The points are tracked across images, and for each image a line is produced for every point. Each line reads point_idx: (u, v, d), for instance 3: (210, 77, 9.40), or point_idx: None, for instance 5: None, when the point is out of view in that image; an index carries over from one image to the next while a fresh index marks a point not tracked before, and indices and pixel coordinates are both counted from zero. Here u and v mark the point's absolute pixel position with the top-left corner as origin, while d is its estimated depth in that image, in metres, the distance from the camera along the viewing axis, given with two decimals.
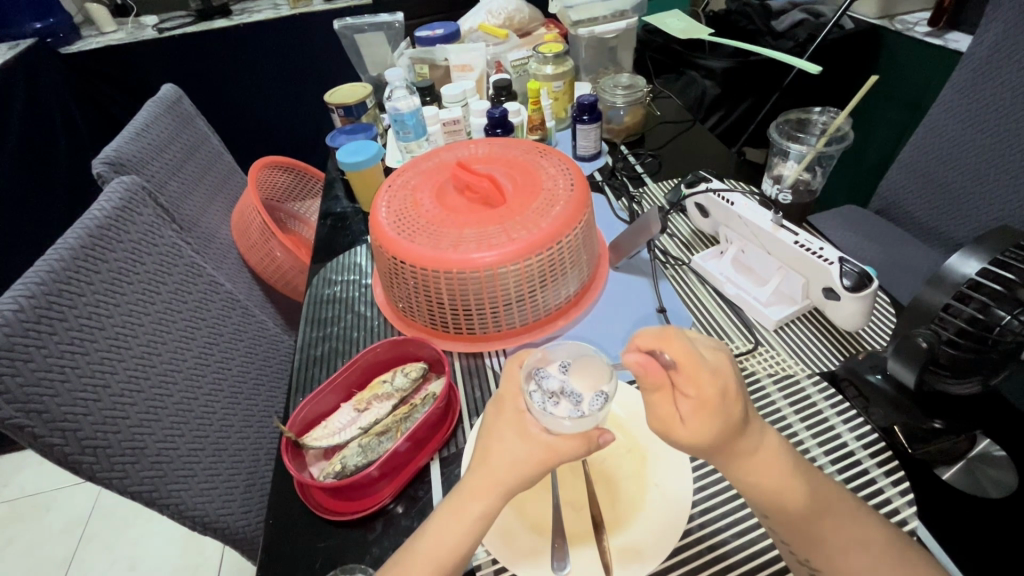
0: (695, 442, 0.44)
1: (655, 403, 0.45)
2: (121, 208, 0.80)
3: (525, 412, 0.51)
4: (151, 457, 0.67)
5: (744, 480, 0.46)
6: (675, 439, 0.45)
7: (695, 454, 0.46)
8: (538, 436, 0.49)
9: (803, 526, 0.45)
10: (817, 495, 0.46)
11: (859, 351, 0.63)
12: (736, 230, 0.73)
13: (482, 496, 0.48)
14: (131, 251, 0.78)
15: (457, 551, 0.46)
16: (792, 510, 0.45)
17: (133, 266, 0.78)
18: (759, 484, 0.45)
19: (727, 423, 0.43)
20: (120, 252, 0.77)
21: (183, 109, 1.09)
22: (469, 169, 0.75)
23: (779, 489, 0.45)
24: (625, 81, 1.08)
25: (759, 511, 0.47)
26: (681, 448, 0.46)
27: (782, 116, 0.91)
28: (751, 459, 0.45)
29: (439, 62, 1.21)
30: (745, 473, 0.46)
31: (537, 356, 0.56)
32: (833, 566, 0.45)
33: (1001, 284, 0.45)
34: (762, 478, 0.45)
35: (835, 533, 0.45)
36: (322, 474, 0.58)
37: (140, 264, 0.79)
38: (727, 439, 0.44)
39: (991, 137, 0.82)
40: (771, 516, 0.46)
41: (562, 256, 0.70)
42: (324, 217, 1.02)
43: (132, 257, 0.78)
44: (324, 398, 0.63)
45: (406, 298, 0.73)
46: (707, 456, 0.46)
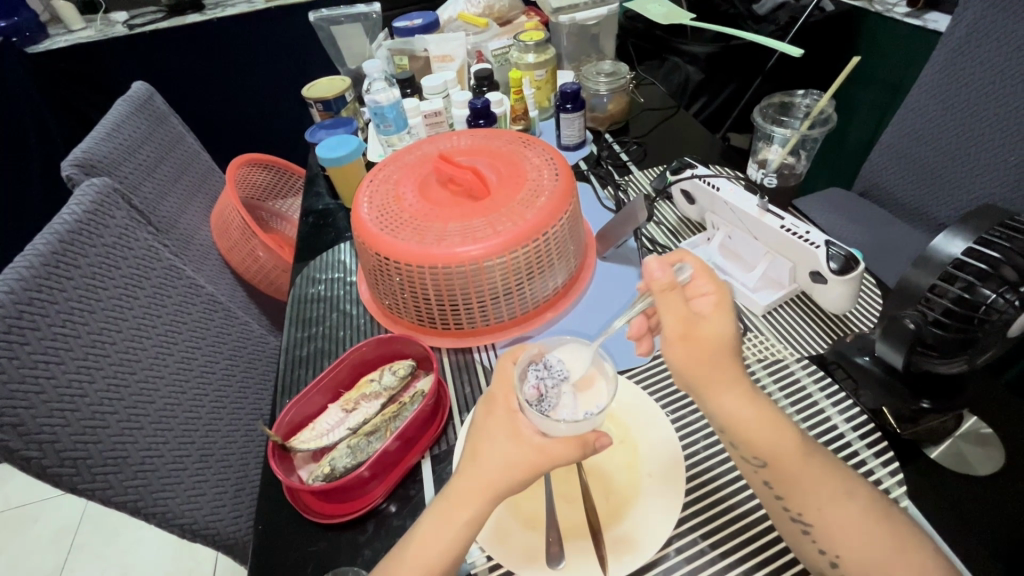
0: (714, 342, 0.45)
1: (670, 303, 0.45)
2: (93, 211, 0.78)
3: (517, 412, 0.50)
4: (135, 465, 0.66)
5: (738, 416, 0.46)
6: (692, 342, 0.45)
7: (697, 379, 0.46)
8: (530, 438, 0.48)
9: (795, 472, 0.46)
10: (805, 442, 0.47)
11: (847, 334, 0.63)
12: (723, 216, 0.73)
13: (471, 500, 0.47)
14: (106, 255, 0.76)
15: (447, 552, 0.46)
16: (785, 452, 0.46)
17: (108, 271, 0.75)
18: (748, 426, 0.46)
19: (736, 330, 0.46)
20: (94, 256, 0.74)
21: (156, 107, 1.06)
22: (450, 160, 0.74)
23: (770, 434, 0.46)
24: (608, 69, 1.07)
25: (749, 460, 0.47)
26: (693, 364, 0.45)
27: (765, 99, 0.89)
28: (740, 397, 0.46)
29: (419, 52, 1.18)
30: (734, 408, 0.46)
31: (532, 352, 0.55)
32: (825, 518, 0.45)
33: (985, 262, 0.44)
34: (752, 416, 0.46)
35: (827, 482, 0.46)
36: (311, 478, 0.56)
37: (115, 268, 0.76)
38: (733, 353, 0.46)
39: (973, 115, 0.82)
40: (767, 464, 0.46)
41: (549, 247, 0.69)
42: (305, 214, 1.00)
43: (107, 261, 0.76)
44: (311, 399, 0.62)
45: (391, 295, 0.72)
46: (709, 380, 0.46)
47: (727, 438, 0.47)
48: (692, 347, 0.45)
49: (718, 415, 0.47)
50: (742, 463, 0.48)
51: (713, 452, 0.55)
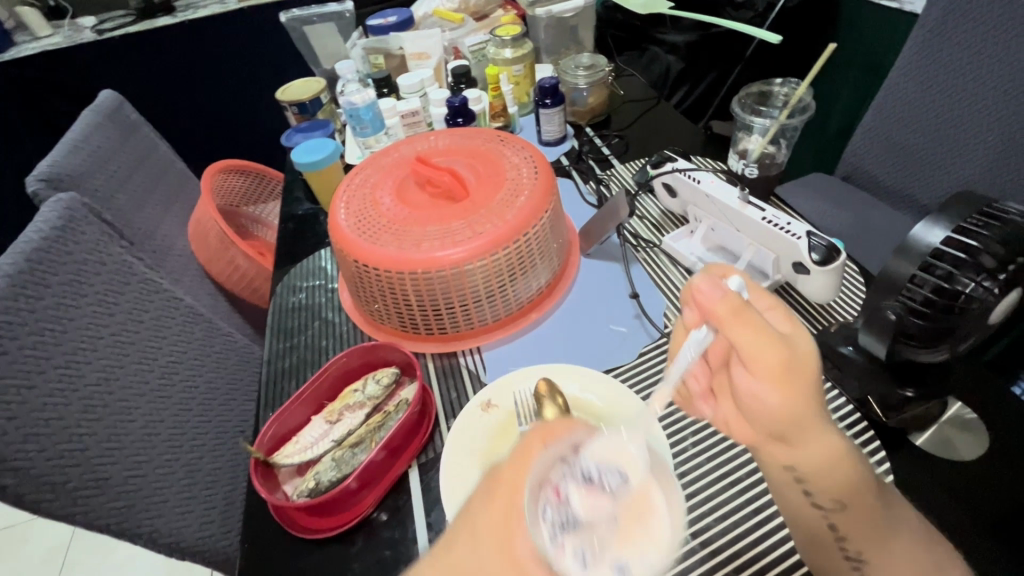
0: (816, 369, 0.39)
1: (747, 324, 0.39)
2: (62, 227, 0.75)
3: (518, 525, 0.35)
4: (117, 486, 0.65)
5: (832, 457, 0.41)
6: (793, 374, 0.39)
7: (801, 415, 0.40)
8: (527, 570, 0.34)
9: (873, 514, 0.42)
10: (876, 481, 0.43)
11: (831, 323, 0.63)
12: (704, 209, 0.72)
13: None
14: (77, 272, 0.74)
15: None
16: (867, 492, 0.41)
17: (80, 288, 0.73)
18: (836, 466, 0.41)
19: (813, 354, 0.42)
20: (65, 273, 0.72)
21: (125, 115, 1.03)
22: (427, 162, 0.72)
23: (855, 481, 0.41)
24: (586, 62, 1.06)
25: (824, 503, 0.42)
26: (800, 397, 0.39)
27: (744, 89, 0.89)
28: (835, 445, 0.41)
29: (395, 50, 1.16)
30: (825, 455, 0.41)
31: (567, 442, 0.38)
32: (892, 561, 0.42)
33: (964, 251, 0.43)
34: (843, 470, 0.41)
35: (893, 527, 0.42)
36: (296, 493, 0.55)
37: (87, 285, 0.74)
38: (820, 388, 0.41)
39: (950, 98, 0.82)
40: (846, 506, 0.42)
41: (530, 247, 0.68)
42: (285, 220, 0.98)
43: (80, 277, 0.74)
44: (293, 412, 0.61)
45: (372, 302, 0.71)
46: (812, 416, 0.40)
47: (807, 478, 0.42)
48: (798, 377, 0.39)
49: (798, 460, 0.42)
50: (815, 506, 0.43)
51: (700, 449, 0.57)
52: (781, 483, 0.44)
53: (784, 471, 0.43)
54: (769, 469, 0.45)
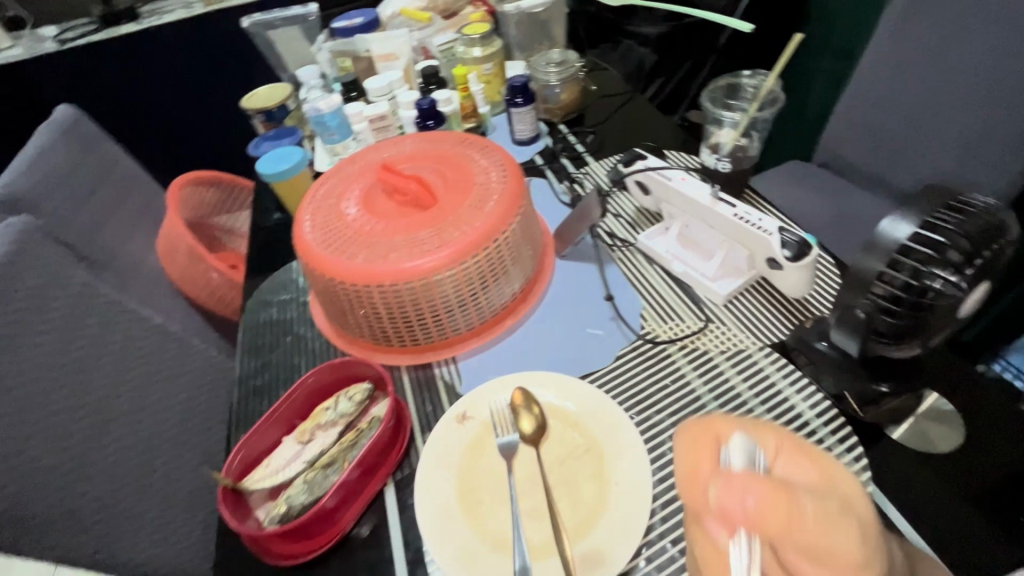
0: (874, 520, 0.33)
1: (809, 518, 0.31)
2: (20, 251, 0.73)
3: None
4: (87, 518, 0.65)
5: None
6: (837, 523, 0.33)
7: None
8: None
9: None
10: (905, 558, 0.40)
11: (807, 318, 0.63)
12: (677, 205, 0.71)
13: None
14: (35, 299, 0.71)
15: None
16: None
17: (40, 315, 0.71)
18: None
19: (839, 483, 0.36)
20: (21, 301, 0.69)
21: (84, 130, 0.99)
22: (394, 169, 0.70)
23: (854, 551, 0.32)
24: (557, 58, 1.04)
25: None
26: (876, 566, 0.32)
27: (711, 83, 0.87)
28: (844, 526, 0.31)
29: (362, 53, 1.13)
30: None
31: None
32: None
33: (930, 247, 0.42)
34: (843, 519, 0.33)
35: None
36: (268, 519, 0.54)
37: (48, 311, 0.72)
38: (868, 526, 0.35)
39: (923, 83, 0.82)
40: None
41: (502, 253, 0.66)
42: (255, 232, 0.96)
43: (39, 304, 0.71)
44: (263, 434, 0.59)
45: (342, 315, 0.69)
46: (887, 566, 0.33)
47: None
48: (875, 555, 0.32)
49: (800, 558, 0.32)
50: None
51: None
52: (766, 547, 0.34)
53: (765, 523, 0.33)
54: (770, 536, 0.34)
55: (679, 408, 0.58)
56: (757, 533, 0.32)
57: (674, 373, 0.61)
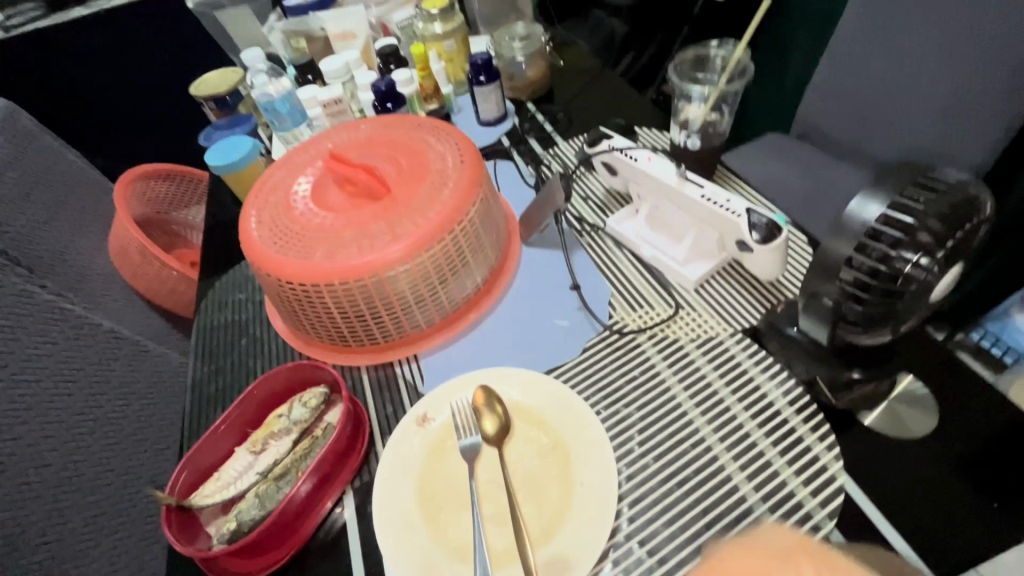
0: None
1: None
2: None
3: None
4: (34, 539, 0.62)
5: None
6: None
7: None
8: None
9: None
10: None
11: (779, 301, 0.61)
12: (644, 187, 0.68)
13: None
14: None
15: None
16: None
17: None
18: None
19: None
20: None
21: (20, 125, 0.93)
22: (343, 158, 0.66)
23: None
24: (521, 32, 0.99)
25: None
26: None
27: (677, 56, 0.83)
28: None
29: (316, 32, 1.07)
30: None
31: None
32: None
33: (900, 229, 0.39)
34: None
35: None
36: (218, 536, 0.51)
37: None
38: None
39: (898, 51, 0.80)
40: None
41: (460, 244, 0.63)
42: (209, 228, 0.91)
43: None
44: (213, 445, 0.56)
45: (295, 316, 0.65)
46: None
47: None
48: None
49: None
50: None
51: (646, 448, 0.53)
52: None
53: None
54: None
55: (647, 400, 0.56)
56: None
57: (642, 363, 0.59)
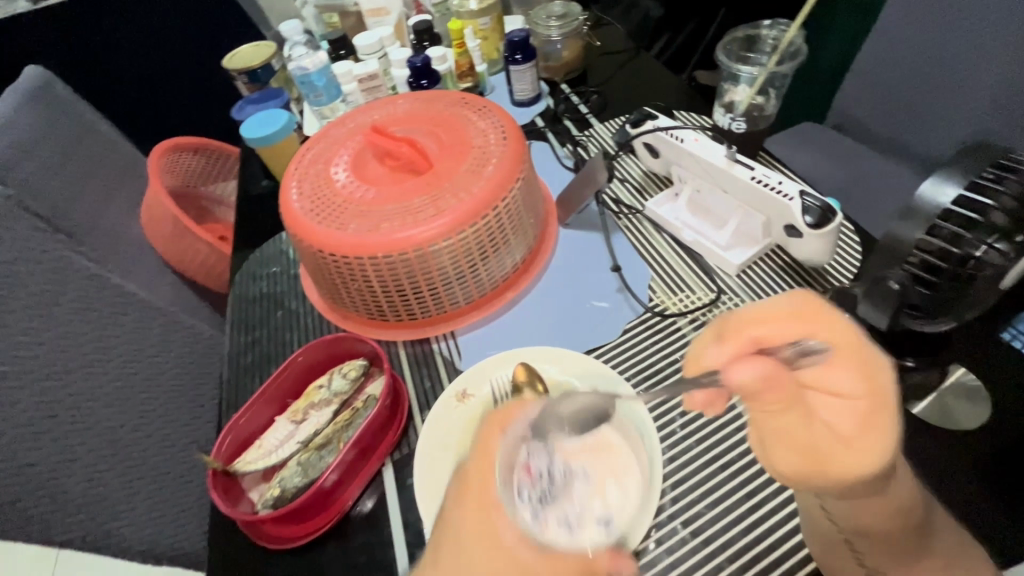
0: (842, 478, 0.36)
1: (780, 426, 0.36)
2: None
3: (497, 506, 0.38)
4: (76, 501, 0.65)
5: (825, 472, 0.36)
6: (874, 408, 0.35)
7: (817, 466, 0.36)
8: (516, 551, 0.36)
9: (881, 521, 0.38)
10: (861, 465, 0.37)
11: (825, 288, 0.60)
12: (689, 169, 0.67)
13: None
14: (6, 274, 0.67)
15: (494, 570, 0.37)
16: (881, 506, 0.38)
17: (12, 291, 0.67)
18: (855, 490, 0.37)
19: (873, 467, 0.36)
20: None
21: (56, 94, 0.93)
22: (385, 132, 0.66)
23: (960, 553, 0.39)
24: (558, 11, 0.97)
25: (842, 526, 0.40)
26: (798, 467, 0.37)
27: (728, 35, 0.82)
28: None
29: (350, 7, 1.06)
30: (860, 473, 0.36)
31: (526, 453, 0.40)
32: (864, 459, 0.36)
33: (976, 211, 0.39)
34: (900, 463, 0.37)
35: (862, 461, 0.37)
36: (261, 502, 0.52)
37: (19, 288, 0.68)
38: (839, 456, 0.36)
39: (950, 35, 0.74)
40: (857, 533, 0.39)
41: (502, 222, 0.62)
42: (242, 201, 0.91)
43: (9, 280, 0.67)
44: (254, 413, 0.57)
45: (333, 289, 0.65)
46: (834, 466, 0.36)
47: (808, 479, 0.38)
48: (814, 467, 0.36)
49: (868, 517, 0.38)
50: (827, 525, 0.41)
51: (690, 432, 0.52)
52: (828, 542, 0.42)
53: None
54: (819, 522, 0.42)
55: None
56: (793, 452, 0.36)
57: (684, 346, 0.59)
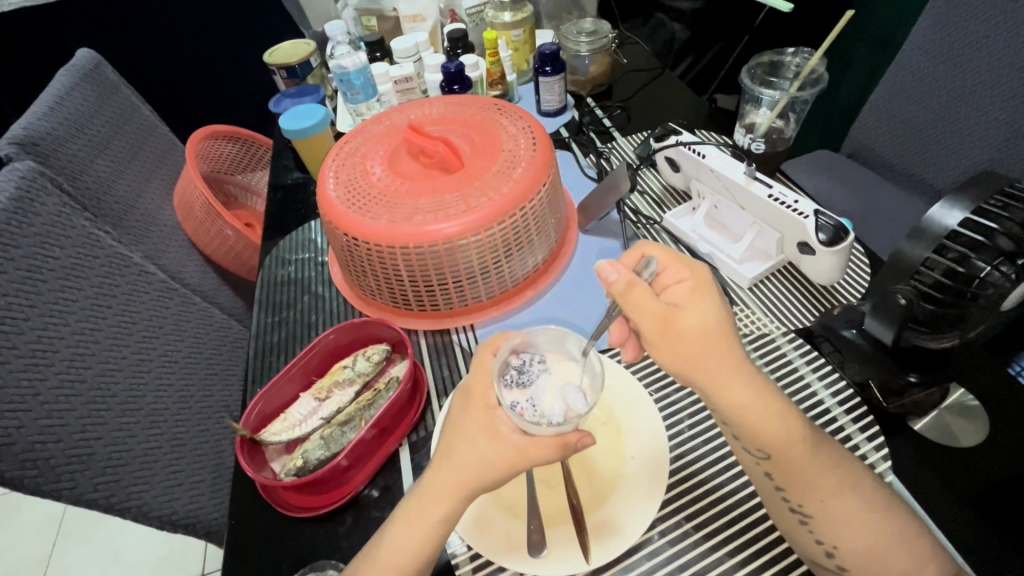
0: (732, 393, 0.42)
1: (641, 299, 0.41)
2: (24, 193, 0.71)
3: (495, 408, 0.46)
4: (102, 461, 0.64)
5: (743, 408, 0.43)
6: (701, 286, 0.43)
7: (693, 367, 0.41)
8: (508, 437, 0.45)
9: (799, 466, 0.43)
10: (761, 392, 0.43)
11: (834, 305, 0.62)
12: (709, 184, 0.70)
13: (446, 499, 0.45)
14: (41, 245, 0.70)
15: (479, 471, 0.45)
16: (785, 444, 0.43)
17: (45, 261, 0.69)
18: (758, 420, 0.43)
19: (764, 390, 0.43)
20: (26, 246, 0.68)
21: (104, 76, 0.97)
22: (421, 130, 0.69)
23: (856, 479, 0.44)
24: (588, 28, 1.01)
25: (752, 450, 0.44)
26: (675, 351, 0.41)
27: (754, 58, 0.85)
28: (858, 498, 0.44)
29: (388, 13, 1.10)
30: (750, 396, 0.43)
31: (515, 341, 0.51)
32: (735, 387, 0.42)
33: (982, 234, 0.42)
34: (748, 370, 0.43)
35: (753, 393, 0.43)
36: (283, 472, 0.54)
37: (51, 259, 0.70)
38: (723, 338, 0.41)
39: (967, 73, 0.77)
40: (771, 457, 0.44)
41: (527, 222, 0.65)
42: (273, 190, 0.94)
43: (42, 251, 0.69)
44: (281, 388, 0.60)
45: (361, 276, 0.68)
46: (708, 375, 0.42)
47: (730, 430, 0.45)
48: (674, 341, 0.41)
49: (753, 425, 0.43)
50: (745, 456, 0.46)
51: (696, 432, 0.54)
52: (759, 485, 0.46)
53: (803, 531, 0.44)
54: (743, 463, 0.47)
55: None
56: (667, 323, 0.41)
57: None
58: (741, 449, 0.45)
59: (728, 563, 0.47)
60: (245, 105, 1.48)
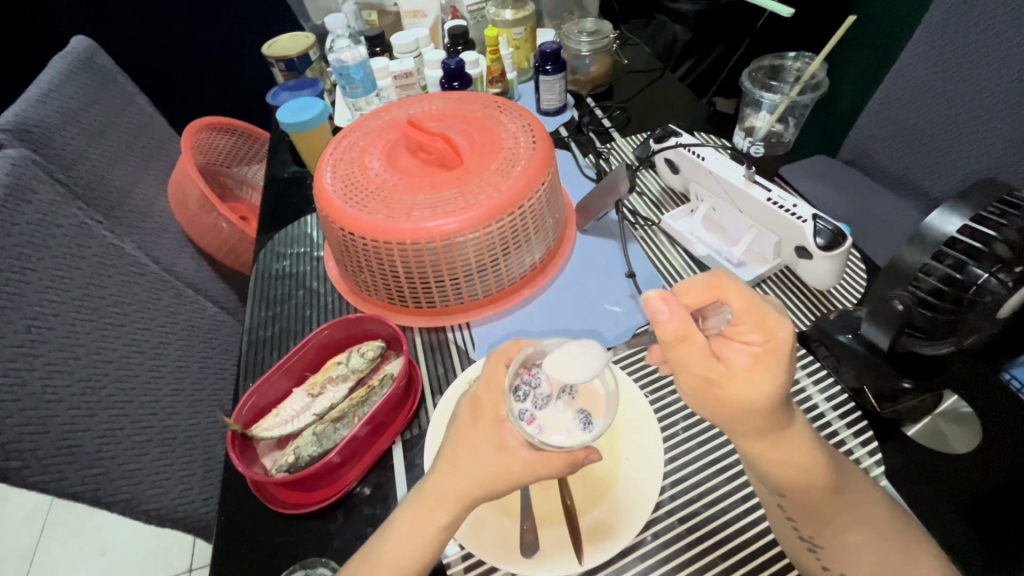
0: (761, 443, 0.41)
1: (683, 355, 0.39)
2: (15, 180, 0.69)
3: (504, 421, 0.46)
4: (90, 454, 0.63)
5: (768, 455, 0.42)
6: (770, 355, 0.38)
7: (723, 419, 0.41)
8: (516, 451, 0.45)
9: (816, 507, 0.43)
10: (794, 441, 0.41)
11: (830, 310, 0.62)
12: (709, 187, 0.69)
13: (445, 504, 0.45)
14: (32, 233, 0.68)
15: (481, 477, 0.45)
16: (807, 488, 0.42)
17: (36, 250, 0.68)
18: (784, 465, 0.42)
19: (800, 436, 0.42)
20: (17, 234, 0.67)
21: (99, 64, 0.96)
22: (421, 127, 0.68)
23: (863, 502, 0.44)
24: (590, 27, 1.00)
25: (769, 487, 0.44)
26: (707, 404, 0.41)
27: (755, 62, 0.85)
28: (869, 531, 0.43)
29: (389, 7, 1.10)
30: (780, 444, 0.41)
31: (530, 352, 0.49)
32: (765, 435, 0.41)
33: (980, 241, 0.42)
34: (788, 420, 0.41)
35: (785, 442, 0.41)
36: (275, 467, 0.54)
37: (42, 247, 0.69)
38: (769, 407, 0.39)
39: (963, 82, 0.77)
40: (785, 496, 0.44)
41: (526, 221, 0.65)
42: (269, 182, 0.93)
43: (32, 238, 0.68)
44: (274, 384, 0.59)
45: (358, 272, 0.68)
46: (741, 426, 0.41)
47: (751, 466, 0.44)
48: (711, 396, 0.40)
49: (772, 469, 0.42)
50: (761, 487, 0.46)
51: (691, 434, 0.55)
52: (768, 508, 0.46)
53: (809, 557, 0.44)
54: (757, 489, 0.47)
55: None
56: (706, 379, 0.39)
57: None
58: (759, 482, 0.45)
59: (721, 565, 0.47)
60: (242, 97, 1.47)
